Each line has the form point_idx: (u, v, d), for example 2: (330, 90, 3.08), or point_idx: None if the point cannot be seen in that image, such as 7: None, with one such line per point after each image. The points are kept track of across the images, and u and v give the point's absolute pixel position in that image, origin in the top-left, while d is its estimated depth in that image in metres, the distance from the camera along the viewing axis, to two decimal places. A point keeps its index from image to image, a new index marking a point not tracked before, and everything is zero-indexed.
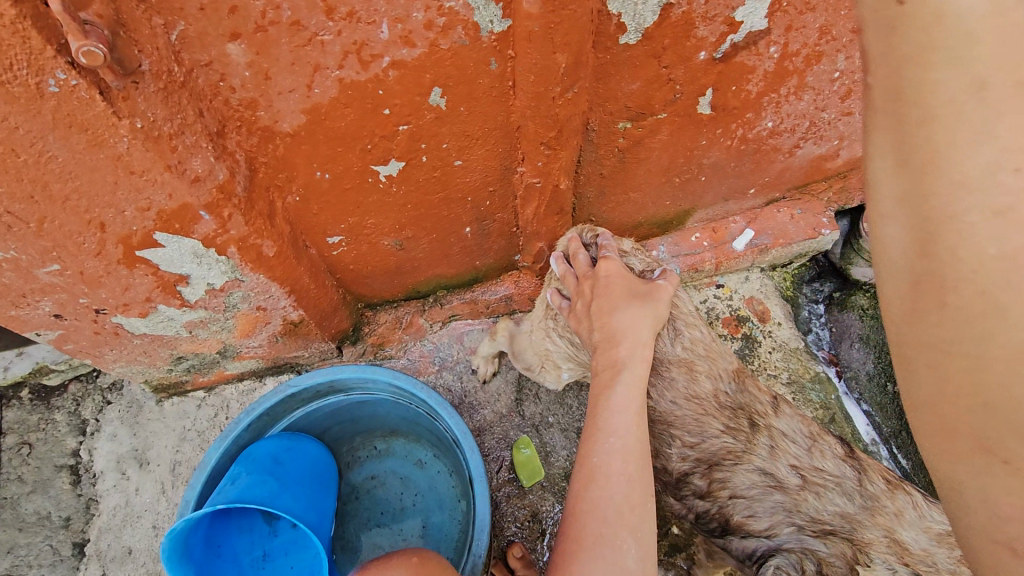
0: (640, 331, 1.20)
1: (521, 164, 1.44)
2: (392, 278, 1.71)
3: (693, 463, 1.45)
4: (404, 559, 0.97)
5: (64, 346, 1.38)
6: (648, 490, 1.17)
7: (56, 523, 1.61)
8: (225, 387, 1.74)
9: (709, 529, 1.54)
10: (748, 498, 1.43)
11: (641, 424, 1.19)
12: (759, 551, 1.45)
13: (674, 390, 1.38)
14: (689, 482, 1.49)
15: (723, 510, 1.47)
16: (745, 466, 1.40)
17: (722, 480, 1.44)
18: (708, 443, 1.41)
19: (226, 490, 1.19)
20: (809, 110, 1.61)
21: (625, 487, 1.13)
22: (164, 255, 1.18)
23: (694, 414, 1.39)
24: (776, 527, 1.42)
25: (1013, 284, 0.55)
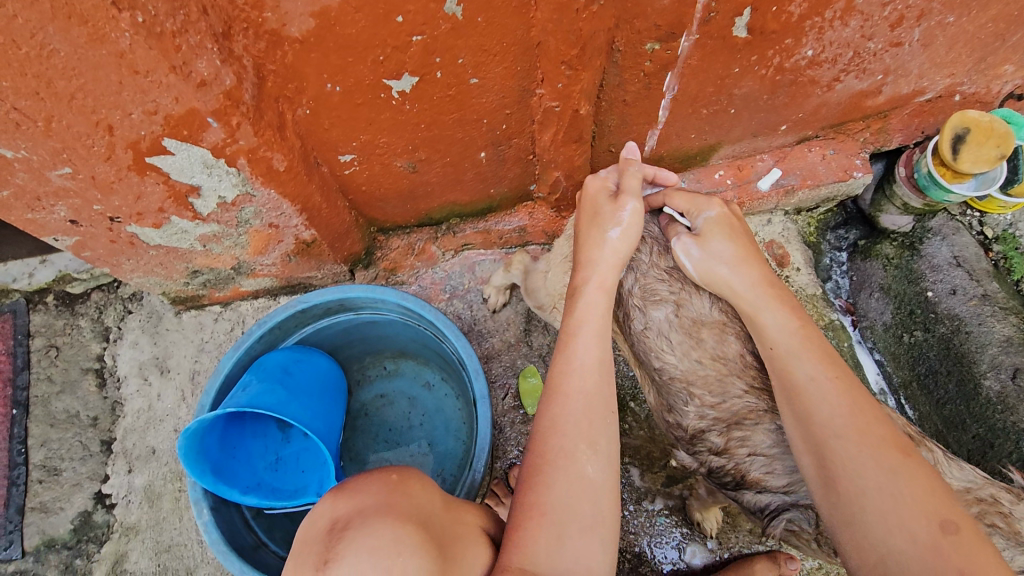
0: (604, 255, 1.20)
1: (540, 86, 1.37)
2: (406, 201, 1.68)
3: (711, 423, 1.32)
4: (382, 474, 0.98)
5: (82, 253, 1.40)
6: (610, 404, 1.10)
7: (84, 421, 1.70)
8: (240, 303, 1.78)
9: (721, 483, 1.39)
10: (767, 456, 1.26)
11: (602, 343, 1.15)
12: (772, 506, 1.30)
13: (702, 349, 1.28)
14: (705, 438, 1.35)
15: (739, 466, 1.31)
16: (765, 424, 1.25)
17: (741, 438, 1.29)
18: (730, 403, 1.28)
19: (237, 395, 1.23)
20: (854, 38, 1.50)
21: (584, 404, 1.08)
22: (174, 163, 1.17)
23: (717, 373, 1.28)
24: (795, 485, 1.24)
25: (866, 504, 0.96)
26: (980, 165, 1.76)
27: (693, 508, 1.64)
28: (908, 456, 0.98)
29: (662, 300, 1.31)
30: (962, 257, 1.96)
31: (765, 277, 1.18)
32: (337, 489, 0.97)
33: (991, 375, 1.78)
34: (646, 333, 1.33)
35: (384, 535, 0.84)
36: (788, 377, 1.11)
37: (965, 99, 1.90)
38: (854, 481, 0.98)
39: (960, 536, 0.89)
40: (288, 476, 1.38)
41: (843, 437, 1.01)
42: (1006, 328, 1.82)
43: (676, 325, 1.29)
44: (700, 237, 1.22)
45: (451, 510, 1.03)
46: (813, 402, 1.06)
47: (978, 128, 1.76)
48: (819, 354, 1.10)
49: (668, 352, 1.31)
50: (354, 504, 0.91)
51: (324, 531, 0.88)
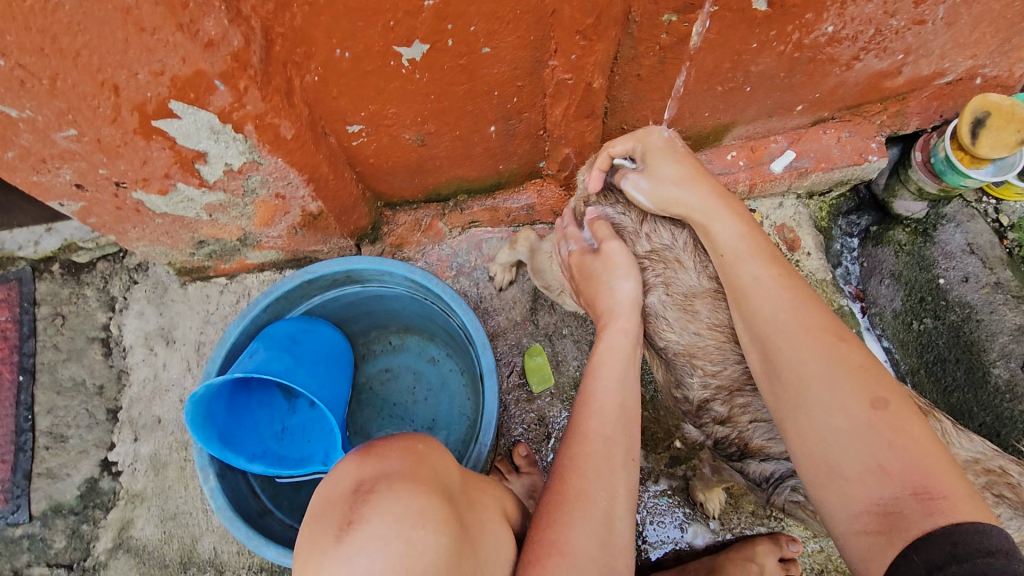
0: (616, 302, 1.22)
1: (552, 57, 1.34)
2: (413, 175, 1.66)
3: (714, 392, 1.30)
4: (407, 443, 0.96)
5: (88, 220, 1.40)
6: (632, 450, 1.13)
7: (91, 390, 1.71)
8: (246, 275, 1.78)
9: (727, 453, 1.42)
10: (769, 422, 1.27)
11: (623, 391, 1.17)
12: (776, 472, 1.34)
13: (698, 321, 1.25)
14: (710, 409, 1.35)
15: (742, 435, 1.33)
16: (765, 390, 1.23)
17: (743, 406, 1.29)
18: (730, 371, 1.26)
19: (244, 362, 1.23)
20: (877, 15, 1.46)
21: (605, 446, 1.10)
22: (180, 128, 1.15)
23: (716, 343, 1.24)
24: None
25: (808, 384, 0.99)
26: (999, 150, 1.74)
27: (696, 488, 1.64)
28: (843, 341, 1.00)
29: (651, 286, 1.27)
30: (975, 244, 1.93)
31: (715, 185, 1.16)
32: (362, 451, 0.95)
33: (1000, 364, 1.77)
34: (646, 316, 1.31)
35: (409, 506, 0.83)
36: (735, 278, 1.11)
37: (986, 83, 1.86)
38: (802, 367, 1.00)
39: (891, 412, 0.93)
40: (294, 446, 1.38)
41: (785, 329, 1.03)
42: (1017, 316, 1.79)
43: (669, 303, 1.26)
44: (648, 169, 1.19)
45: (467, 486, 1.02)
46: (759, 296, 1.07)
47: (999, 112, 1.73)
48: (763, 255, 1.10)
49: (668, 330, 1.29)
50: (380, 469, 0.89)
51: (348, 492, 0.86)
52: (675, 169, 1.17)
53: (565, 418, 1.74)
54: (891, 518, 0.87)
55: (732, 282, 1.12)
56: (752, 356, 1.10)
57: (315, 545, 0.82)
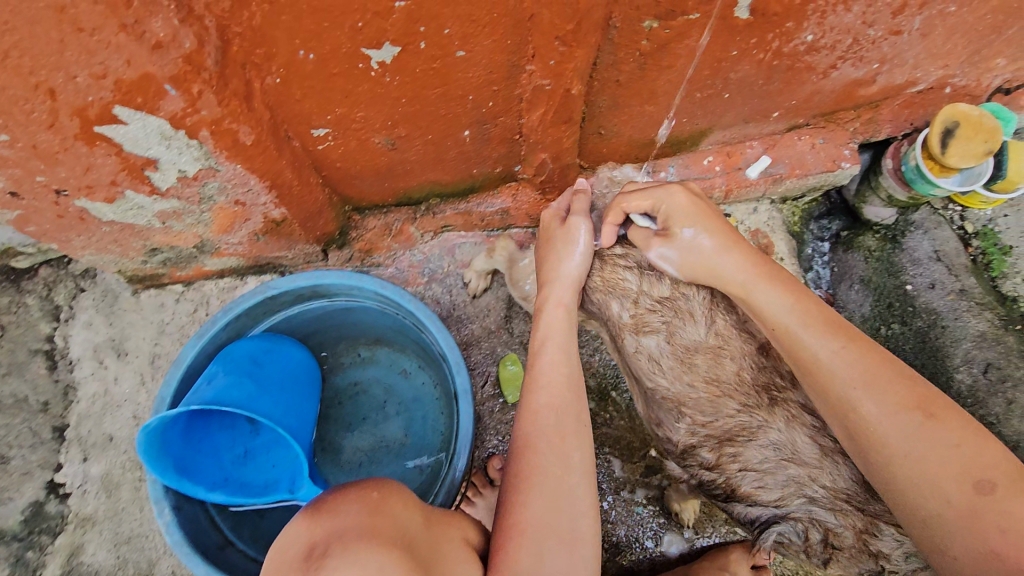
0: (563, 273, 1.29)
1: (530, 62, 1.28)
2: (383, 179, 1.59)
3: (702, 439, 1.29)
4: (364, 493, 0.91)
5: (26, 228, 1.28)
6: (582, 416, 1.18)
7: (34, 407, 1.58)
8: (204, 283, 1.68)
9: (712, 493, 1.37)
10: (759, 471, 1.25)
11: (568, 358, 1.24)
12: (762, 518, 1.29)
13: (693, 372, 1.26)
14: (695, 454, 1.32)
15: (730, 480, 1.29)
16: (759, 442, 1.23)
17: (733, 454, 1.26)
18: (721, 422, 1.25)
19: (202, 390, 1.16)
20: (856, 24, 1.45)
21: (553, 418, 1.15)
22: (127, 134, 1.06)
23: (708, 396, 1.25)
24: (786, 499, 1.24)
25: (900, 465, 1.03)
26: (968, 159, 1.75)
27: (673, 498, 1.63)
28: (930, 419, 1.04)
29: (653, 330, 1.27)
30: (942, 252, 1.98)
31: (751, 261, 1.20)
32: (312, 509, 0.90)
33: (963, 369, 1.81)
34: (637, 356, 1.31)
35: (369, 564, 0.78)
36: (794, 348, 1.14)
37: (954, 92, 1.88)
38: (891, 449, 1.04)
39: (997, 493, 0.96)
40: (257, 471, 1.31)
41: (862, 408, 1.07)
42: (980, 323, 1.86)
43: (668, 351, 1.27)
44: (671, 235, 1.22)
45: (432, 522, 0.97)
46: (836, 373, 1.10)
47: (967, 123, 1.75)
48: (816, 326, 1.13)
49: (660, 374, 1.29)
50: (334, 527, 0.84)
51: (301, 557, 0.82)
52: (699, 239, 1.21)
53: None
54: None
55: (796, 355, 1.14)
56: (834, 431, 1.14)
57: None
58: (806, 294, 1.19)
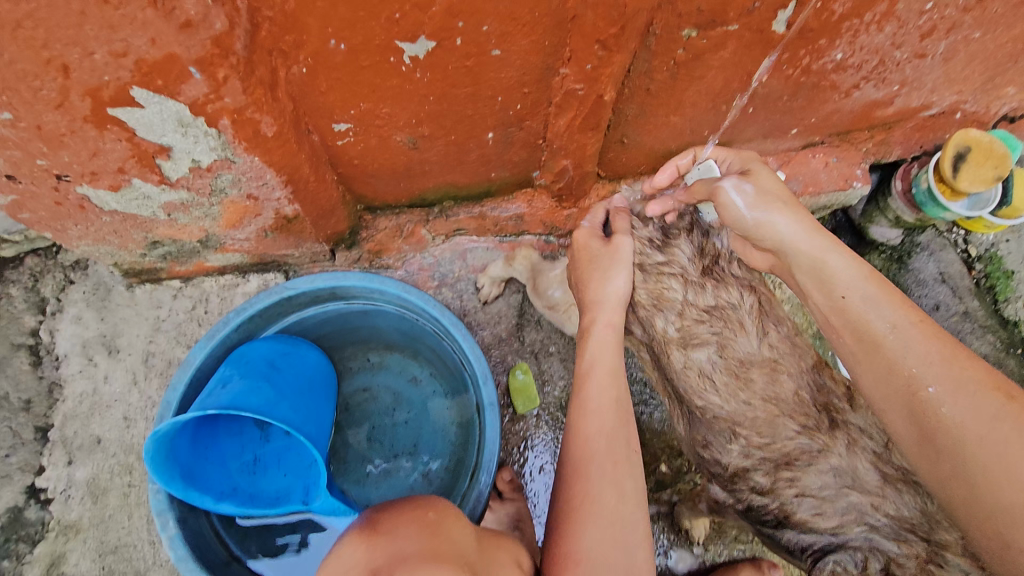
0: (608, 295, 1.20)
1: (564, 65, 1.24)
2: (399, 180, 1.53)
3: (758, 462, 1.25)
4: (418, 513, 0.86)
5: (20, 214, 1.20)
6: (632, 444, 1.13)
7: (15, 405, 1.49)
8: (204, 279, 1.59)
9: (760, 521, 1.34)
10: (817, 497, 1.22)
11: (616, 380, 1.18)
12: (816, 545, 1.28)
13: (751, 390, 1.20)
14: (748, 478, 1.28)
15: (784, 507, 1.26)
16: (819, 466, 1.20)
17: (790, 479, 1.23)
18: (780, 444, 1.21)
19: (216, 393, 1.10)
20: (884, 45, 1.44)
21: (604, 444, 1.11)
22: (142, 118, 0.99)
23: (767, 415, 1.20)
24: (844, 526, 1.22)
25: (982, 451, 0.89)
26: (977, 185, 1.78)
27: (684, 515, 1.60)
28: (1014, 402, 0.90)
29: (703, 342, 1.20)
30: (947, 274, 2.02)
31: (819, 226, 1.09)
32: (366, 530, 0.84)
33: None
34: (687, 373, 1.23)
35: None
36: (859, 322, 1.03)
37: (965, 117, 1.90)
38: (964, 433, 0.91)
39: None
40: (269, 480, 1.25)
41: (938, 385, 0.95)
42: (984, 345, 1.95)
43: (721, 366, 1.20)
44: (749, 173, 1.14)
45: (484, 545, 0.92)
46: (902, 348, 0.98)
47: (978, 149, 1.78)
48: (895, 294, 1.02)
49: (712, 392, 1.22)
50: (392, 550, 0.78)
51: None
52: (776, 187, 1.13)
53: (551, 440, 1.67)
54: None
55: (856, 331, 1.03)
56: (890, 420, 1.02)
57: None
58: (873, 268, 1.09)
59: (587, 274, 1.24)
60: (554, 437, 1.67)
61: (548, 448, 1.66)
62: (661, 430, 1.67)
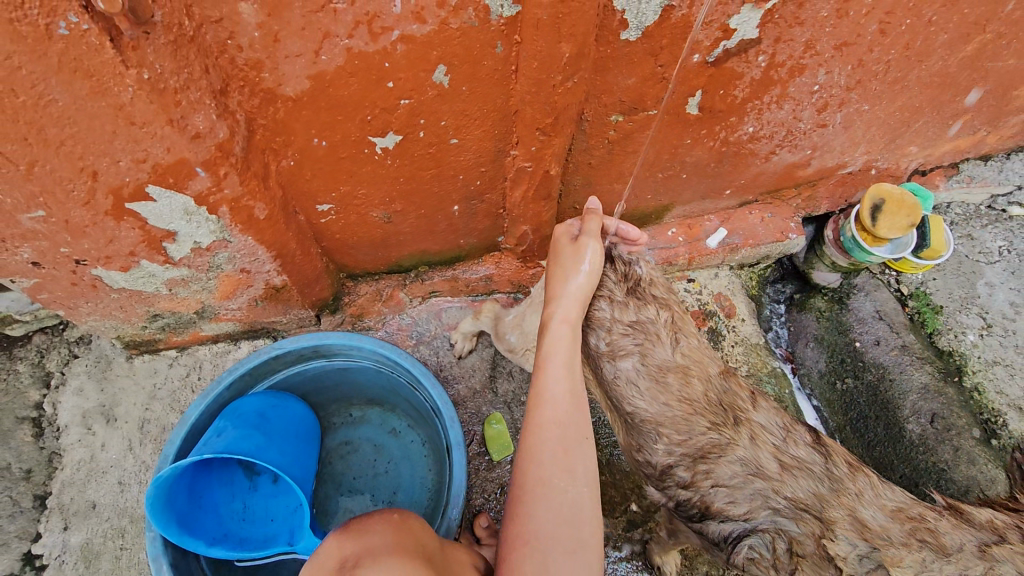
0: (568, 290, 1.26)
1: (514, 148, 1.47)
2: (376, 249, 1.72)
3: (678, 458, 1.34)
4: (388, 517, 0.98)
5: (38, 295, 1.35)
6: (583, 430, 1.16)
7: (15, 475, 1.57)
8: (198, 347, 1.73)
9: (687, 515, 1.38)
10: (728, 487, 1.30)
11: (572, 372, 1.20)
12: (735, 533, 1.32)
13: (669, 393, 1.33)
14: (672, 474, 1.37)
15: (704, 498, 1.33)
16: (728, 457, 1.31)
17: (705, 471, 1.32)
18: (694, 440, 1.32)
19: (213, 441, 1.24)
20: (788, 119, 1.70)
21: (557, 433, 1.13)
22: (154, 210, 1.17)
23: (683, 413, 1.33)
24: (753, 511, 1.29)
25: None
26: (894, 232, 1.99)
27: (654, 551, 1.64)
28: None
29: (628, 353, 1.34)
30: (883, 311, 2.18)
31: None
32: (343, 530, 0.95)
33: (912, 419, 1.97)
34: (617, 382, 1.36)
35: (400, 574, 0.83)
36: None
37: (879, 173, 2.16)
38: None
39: None
40: (255, 527, 1.36)
41: None
42: (923, 375, 2.02)
43: (643, 372, 1.34)
44: None
45: (445, 554, 1.04)
46: None
47: (891, 200, 2.00)
48: None
49: (639, 398, 1.34)
50: (364, 544, 0.89)
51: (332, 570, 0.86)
52: None
53: None
54: None
55: None
56: None
57: None
58: None
59: (556, 268, 1.29)
60: None
61: None
62: (628, 470, 1.76)
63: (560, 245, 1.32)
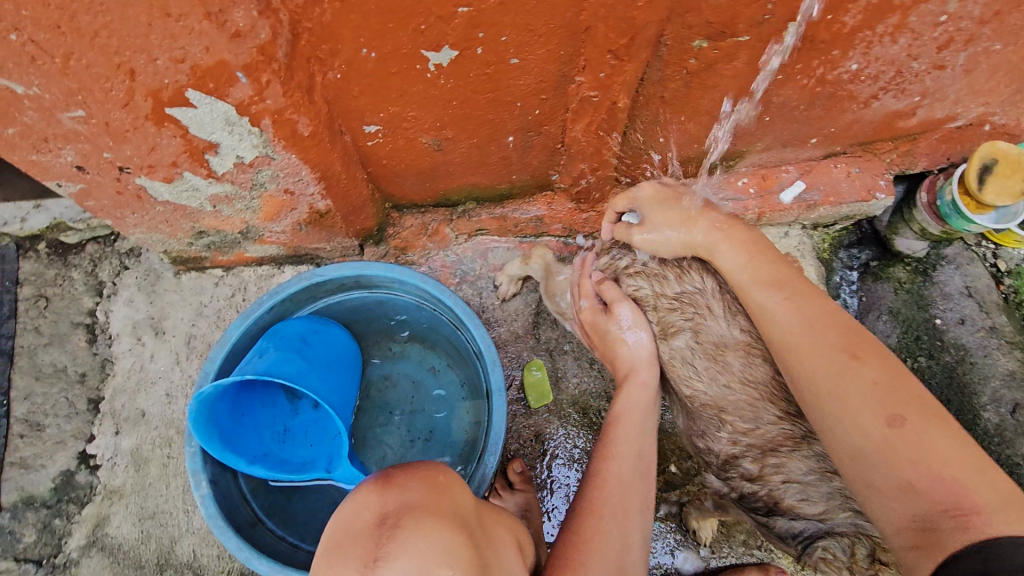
0: (637, 356, 1.31)
1: (580, 73, 1.32)
2: (425, 180, 1.63)
3: (744, 449, 1.28)
4: (428, 474, 0.90)
5: (86, 202, 1.34)
6: (647, 499, 1.26)
7: (72, 377, 1.63)
8: (243, 269, 1.72)
9: (753, 507, 1.39)
10: (803, 484, 1.25)
11: (642, 436, 1.30)
12: (806, 532, 1.33)
13: (729, 373, 1.22)
14: (738, 465, 1.33)
15: (773, 493, 1.30)
16: (803, 452, 1.22)
17: (777, 465, 1.26)
18: (763, 430, 1.24)
19: (254, 361, 1.23)
20: (901, 57, 1.46)
21: (621, 491, 1.22)
22: (195, 117, 1.11)
23: (748, 399, 1.22)
24: (830, 512, 1.26)
25: (912, 456, 0.94)
26: (1004, 198, 1.75)
27: (690, 516, 1.58)
28: (857, 357, 1.05)
29: (679, 330, 1.25)
30: (974, 288, 1.99)
31: (717, 223, 1.25)
32: (382, 478, 0.89)
33: (991, 408, 1.82)
34: (673, 362, 1.29)
35: (436, 547, 0.78)
36: (806, 347, 1.09)
37: (994, 130, 1.88)
38: (865, 422, 1.00)
39: (907, 427, 0.96)
40: (295, 449, 1.37)
41: (796, 341, 1.10)
42: (1010, 361, 1.87)
43: (699, 351, 1.24)
44: (645, 221, 1.29)
45: (483, 517, 0.98)
46: (812, 338, 1.09)
47: (1006, 161, 1.76)
48: (739, 244, 1.21)
49: (696, 379, 1.26)
50: (402, 502, 0.83)
51: (370, 526, 0.81)
52: (663, 212, 1.27)
53: (562, 436, 1.71)
54: (929, 535, 0.89)
55: (788, 339, 1.11)
56: (774, 310, 1.13)
57: None
58: (763, 247, 1.22)
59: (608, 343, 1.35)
60: (566, 432, 1.71)
61: (564, 444, 1.70)
62: (671, 430, 1.67)
63: (592, 323, 1.37)
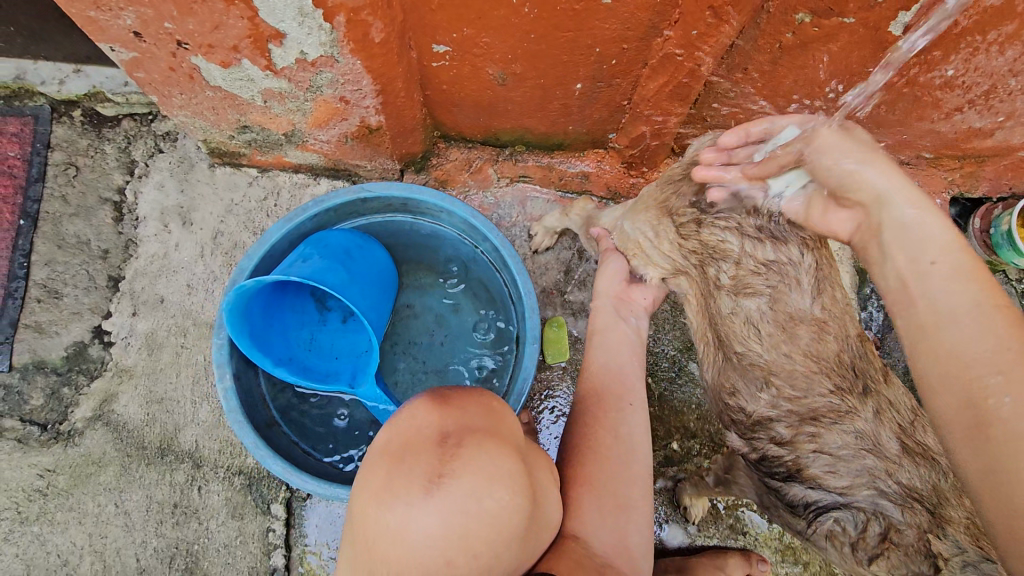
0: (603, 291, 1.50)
1: (669, 27, 1.25)
2: (480, 113, 1.56)
3: (783, 413, 1.31)
4: (487, 398, 0.87)
5: (135, 74, 1.28)
6: (627, 397, 1.41)
7: (94, 252, 1.61)
8: (279, 173, 1.67)
9: (771, 471, 1.40)
10: (834, 456, 1.29)
11: (620, 348, 1.47)
12: (820, 503, 1.34)
13: (794, 343, 1.25)
14: (770, 427, 1.34)
15: (800, 461, 1.33)
16: (843, 426, 1.26)
17: (811, 433, 1.30)
18: (810, 399, 1.27)
19: (299, 266, 1.22)
20: (1000, 70, 1.38)
21: (599, 394, 1.41)
22: (268, 1, 1.05)
23: (806, 370, 1.25)
24: (853, 487, 1.28)
25: None
26: None
27: (685, 492, 1.61)
28: None
29: (755, 292, 1.23)
30: None
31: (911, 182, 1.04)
32: (436, 395, 0.85)
33: None
34: (733, 318, 1.28)
35: (494, 470, 0.77)
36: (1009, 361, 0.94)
37: None
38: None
39: None
40: (319, 359, 1.38)
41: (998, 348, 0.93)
42: None
43: (770, 316, 1.24)
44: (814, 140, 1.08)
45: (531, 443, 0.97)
46: None
47: None
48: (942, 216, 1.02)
49: (755, 340, 1.27)
50: (461, 422, 0.81)
51: (431, 442, 0.78)
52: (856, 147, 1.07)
53: (572, 394, 1.72)
54: None
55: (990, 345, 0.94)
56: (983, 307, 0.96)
57: (396, 486, 0.77)
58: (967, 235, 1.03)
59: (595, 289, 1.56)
60: (576, 391, 1.72)
61: (568, 402, 1.71)
62: (679, 408, 1.68)
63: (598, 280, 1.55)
